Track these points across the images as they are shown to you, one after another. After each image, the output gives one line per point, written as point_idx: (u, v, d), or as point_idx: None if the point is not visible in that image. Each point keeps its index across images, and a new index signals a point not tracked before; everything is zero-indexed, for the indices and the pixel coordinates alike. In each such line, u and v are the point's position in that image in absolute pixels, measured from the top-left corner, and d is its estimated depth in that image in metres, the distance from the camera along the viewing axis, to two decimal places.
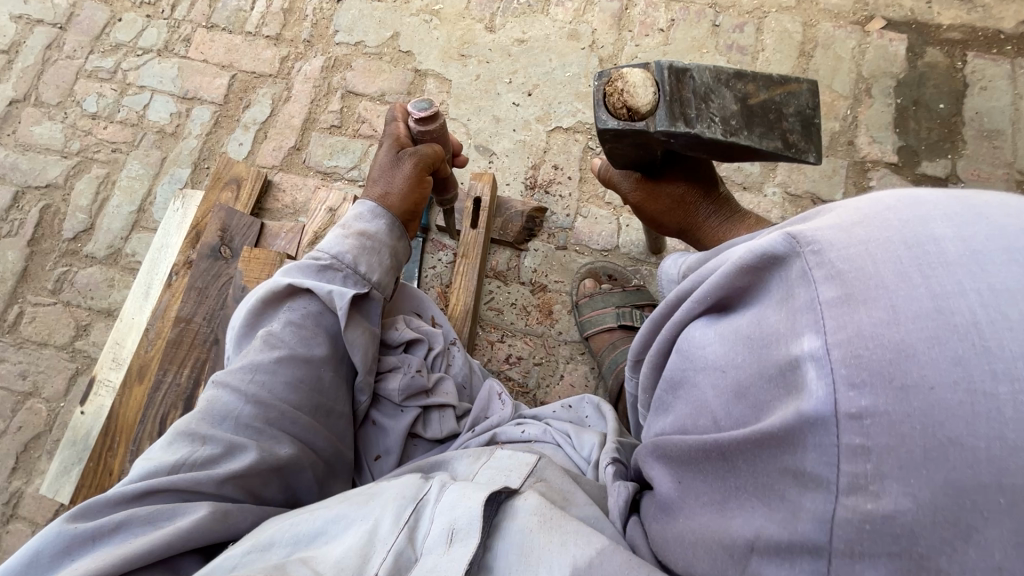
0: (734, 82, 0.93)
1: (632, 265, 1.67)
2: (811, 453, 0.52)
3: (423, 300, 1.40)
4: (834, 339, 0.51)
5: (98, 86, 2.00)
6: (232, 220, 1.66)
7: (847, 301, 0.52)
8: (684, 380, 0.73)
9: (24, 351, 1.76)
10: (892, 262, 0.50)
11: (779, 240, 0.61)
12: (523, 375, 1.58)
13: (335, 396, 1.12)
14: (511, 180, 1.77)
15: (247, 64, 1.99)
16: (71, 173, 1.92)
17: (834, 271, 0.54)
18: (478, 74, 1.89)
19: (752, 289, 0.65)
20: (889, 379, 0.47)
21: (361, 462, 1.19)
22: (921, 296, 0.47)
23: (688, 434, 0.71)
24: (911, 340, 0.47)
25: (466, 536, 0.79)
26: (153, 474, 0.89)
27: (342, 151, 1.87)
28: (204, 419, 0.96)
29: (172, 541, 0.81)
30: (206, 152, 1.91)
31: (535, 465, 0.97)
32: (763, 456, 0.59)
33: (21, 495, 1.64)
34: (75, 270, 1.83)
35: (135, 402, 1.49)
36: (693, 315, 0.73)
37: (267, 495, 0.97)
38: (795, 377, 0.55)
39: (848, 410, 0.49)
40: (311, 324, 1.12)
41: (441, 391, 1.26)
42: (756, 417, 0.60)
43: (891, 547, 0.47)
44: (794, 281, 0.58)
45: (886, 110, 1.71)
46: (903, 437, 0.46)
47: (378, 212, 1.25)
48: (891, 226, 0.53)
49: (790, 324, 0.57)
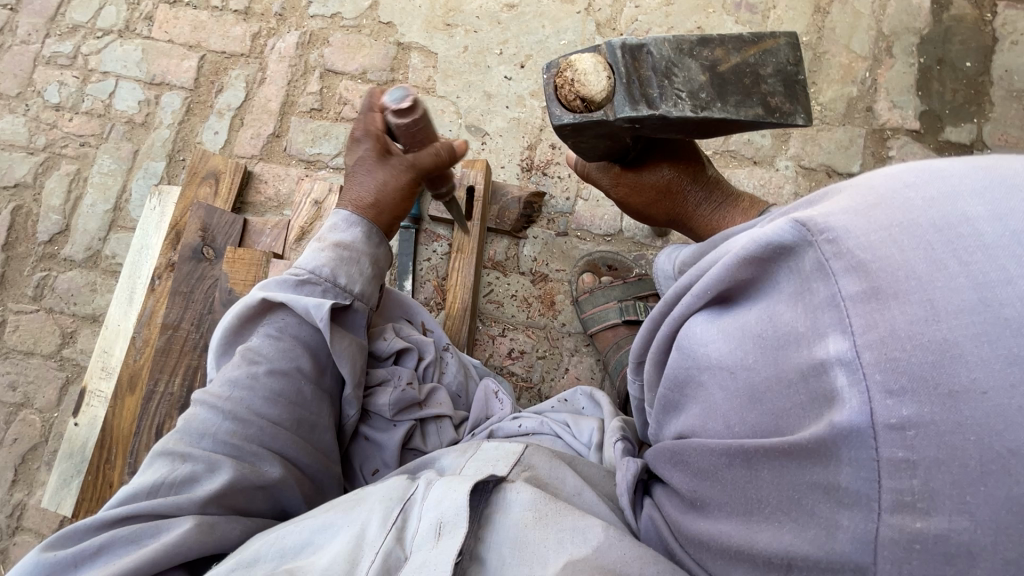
0: (699, 49, 0.82)
1: (635, 250, 1.59)
2: (845, 467, 0.48)
3: (413, 305, 1.35)
4: (864, 341, 0.46)
5: (58, 74, 1.86)
6: (212, 219, 1.56)
7: (875, 296, 0.47)
8: (689, 379, 0.68)
9: (10, 361, 1.71)
10: (922, 249, 0.46)
11: (787, 229, 0.55)
12: (526, 370, 1.52)
13: (317, 409, 1.02)
14: (506, 163, 1.66)
15: (216, 44, 1.85)
16: (39, 170, 1.81)
17: (856, 263, 0.49)
18: (466, 45, 1.76)
19: (759, 282, 0.60)
20: (933, 385, 0.42)
21: (358, 476, 1.15)
22: (963, 288, 0.43)
23: (704, 438, 0.66)
24: (956, 338, 0.42)
25: (454, 528, 0.74)
26: (131, 498, 0.81)
27: (324, 138, 1.75)
28: (184, 438, 0.88)
29: (157, 558, 0.75)
30: (180, 143, 1.79)
31: (523, 454, 0.91)
32: (789, 466, 0.54)
33: (23, 507, 1.62)
34: (54, 274, 1.75)
35: (128, 413, 1.45)
36: (692, 310, 0.67)
37: (256, 510, 0.89)
38: (821, 384, 0.50)
39: (889, 420, 0.44)
40: (290, 335, 1.03)
41: (433, 402, 1.20)
42: (777, 424, 0.56)
43: (945, 568, 0.42)
44: (809, 275, 0.53)
45: (908, 70, 1.59)
46: (955, 449, 0.41)
47: (354, 219, 1.14)
48: (914, 209, 0.48)
49: (810, 322, 0.52)
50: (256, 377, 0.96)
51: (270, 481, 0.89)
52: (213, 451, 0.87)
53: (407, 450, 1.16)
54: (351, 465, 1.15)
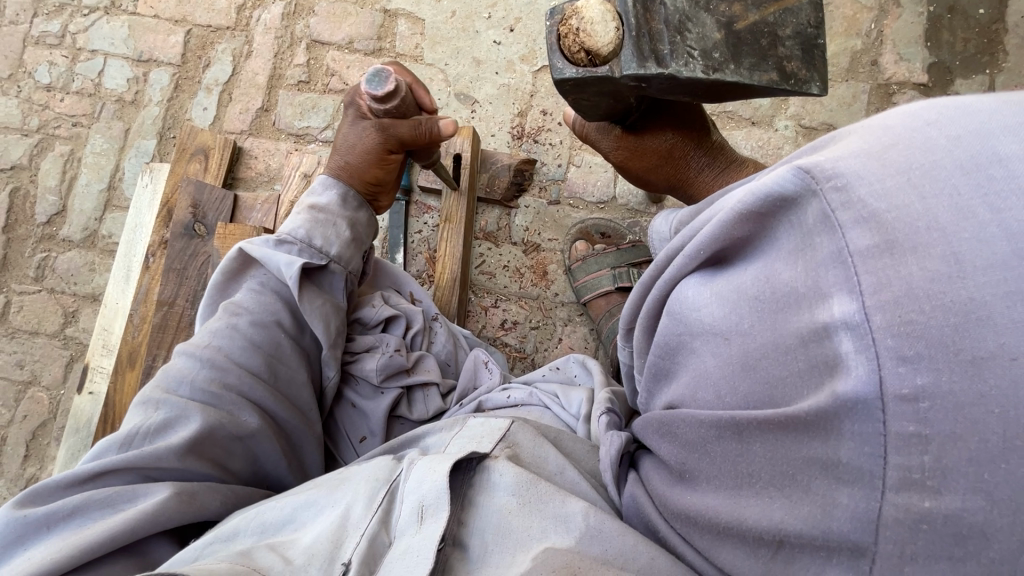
0: (715, 3, 0.77)
1: (630, 218, 1.56)
2: (847, 441, 0.45)
3: (401, 275, 1.35)
4: (872, 302, 0.42)
5: (48, 54, 1.85)
6: (203, 195, 1.56)
7: (889, 250, 0.42)
8: (681, 346, 0.65)
9: (17, 341, 1.74)
10: (947, 196, 0.41)
11: (790, 178, 0.50)
12: (519, 341, 1.51)
13: (296, 367, 1.02)
14: (496, 131, 1.63)
15: (202, 17, 1.82)
16: (34, 152, 1.82)
17: (869, 213, 0.44)
18: (454, 10, 1.71)
19: (756, 239, 0.56)
20: (954, 351, 0.39)
21: (345, 442, 1.13)
22: (995, 238, 0.38)
23: (694, 409, 0.63)
24: (984, 297, 0.38)
25: (435, 512, 0.71)
26: (104, 452, 0.82)
27: (312, 111, 1.73)
28: (160, 385, 0.89)
29: (135, 524, 0.75)
30: (171, 120, 1.79)
31: (508, 430, 0.88)
32: (788, 439, 0.51)
33: (36, 481, 1.67)
34: (54, 255, 1.77)
35: (129, 388, 1.46)
36: (684, 273, 0.64)
37: (233, 468, 0.89)
38: (822, 350, 0.46)
39: (900, 391, 0.41)
40: (272, 291, 1.03)
41: (421, 368, 1.19)
42: (775, 394, 0.52)
43: (953, 549, 0.40)
44: (812, 229, 0.49)
45: (916, 21, 1.51)
46: (974, 423, 0.38)
47: (331, 183, 1.17)
48: (937, 150, 0.43)
49: (811, 282, 0.48)
50: (236, 328, 0.96)
51: (247, 433, 0.89)
52: (191, 398, 0.88)
53: (394, 418, 1.14)
54: (335, 432, 1.14)
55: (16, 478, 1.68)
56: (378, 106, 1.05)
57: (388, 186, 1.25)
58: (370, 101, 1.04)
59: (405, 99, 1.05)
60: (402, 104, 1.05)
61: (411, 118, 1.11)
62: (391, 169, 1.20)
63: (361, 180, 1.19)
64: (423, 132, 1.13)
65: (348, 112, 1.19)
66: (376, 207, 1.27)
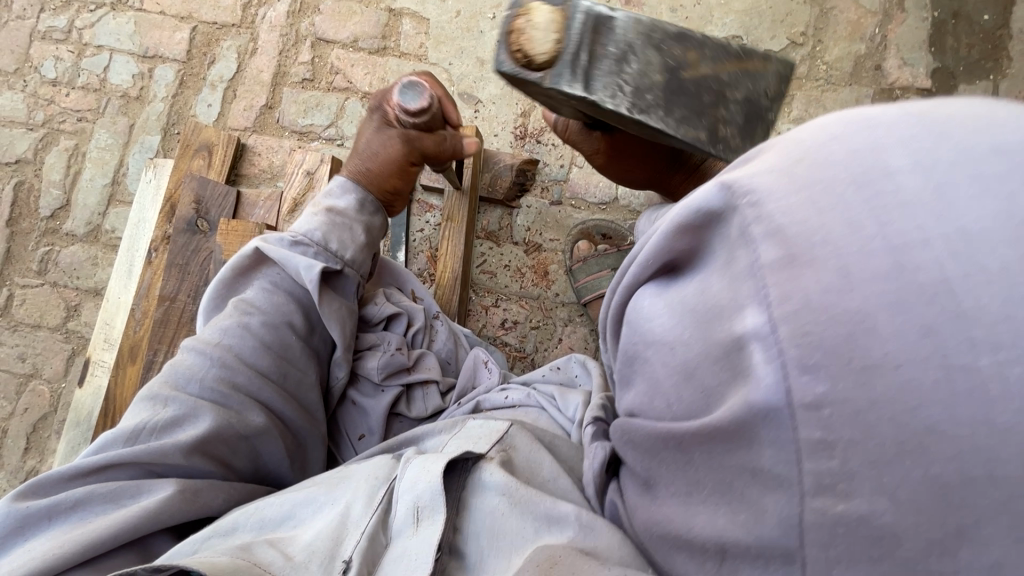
0: (669, 44, 0.74)
1: (631, 219, 1.56)
2: (767, 449, 0.44)
3: (405, 273, 1.35)
4: (779, 313, 0.42)
5: (54, 49, 1.86)
6: (206, 191, 1.56)
7: (791, 263, 0.42)
8: (632, 358, 0.62)
9: (19, 334, 1.75)
10: (839, 209, 0.40)
11: (714, 194, 0.48)
12: (519, 340, 1.52)
13: (304, 367, 1.02)
14: (499, 131, 1.63)
15: (207, 14, 1.83)
16: (39, 146, 1.83)
17: (774, 227, 0.43)
18: (459, 10, 1.71)
19: (700, 250, 0.51)
20: (847, 360, 0.38)
21: (343, 439, 1.13)
22: (877, 252, 0.38)
23: (643, 420, 0.62)
24: (869, 308, 0.38)
25: (432, 513, 0.72)
26: (110, 445, 0.82)
27: (316, 109, 1.74)
28: (169, 382, 0.89)
29: (138, 520, 0.75)
30: (175, 116, 1.79)
31: (507, 432, 0.89)
32: (714, 450, 0.51)
33: (36, 473, 1.67)
34: (57, 249, 1.78)
35: (130, 382, 1.46)
36: (639, 282, 0.59)
37: (237, 467, 0.89)
38: (739, 360, 0.46)
39: (803, 398, 0.41)
40: (285, 291, 1.03)
41: (422, 367, 1.19)
42: (705, 403, 0.51)
43: (871, 550, 0.39)
44: (734, 242, 0.47)
45: (920, 26, 1.51)
46: (871, 428, 0.38)
47: (349, 187, 1.14)
48: (833, 164, 0.41)
49: (732, 294, 0.47)
50: (248, 327, 0.96)
51: (254, 431, 0.90)
52: (199, 397, 0.88)
53: (393, 416, 1.14)
54: (337, 430, 1.14)
55: (16, 470, 1.68)
56: (409, 116, 1.09)
57: (403, 195, 1.24)
58: (400, 112, 1.09)
59: (435, 113, 1.09)
60: (431, 119, 1.10)
61: (437, 133, 1.15)
62: (409, 180, 1.21)
63: (380, 188, 1.17)
64: (446, 146, 1.16)
65: (370, 120, 1.19)
66: (388, 215, 1.25)
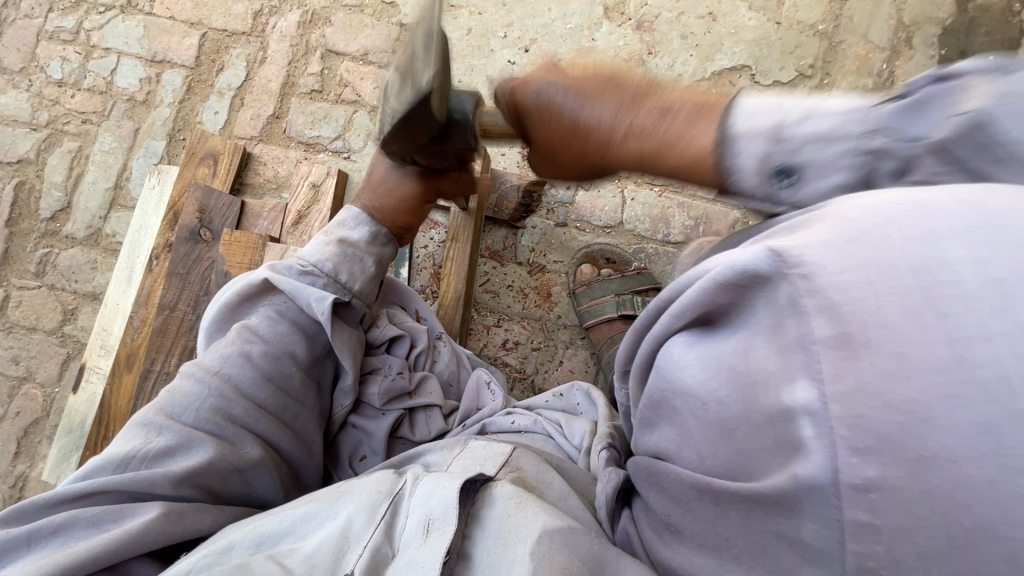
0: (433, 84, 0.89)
1: (636, 244, 1.57)
2: (809, 522, 0.42)
3: (408, 293, 1.34)
4: (832, 391, 0.39)
5: (60, 49, 1.85)
6: (210, 201, 1.55)
7: (845, 344, 0.39)
8: (663, 403, 0.57)
9: (14, 336, 1.73)
10: (897, 294, 0.38)
11: (762, 257, 0.45)
12: (520, 361, 1.51)
13: (304, 398, 1.02)
14: (506, 150, 1.63)
15: (218, 21, 1.83)
16: (42, 146, 1.81)
17: (827, 303, 0.40)
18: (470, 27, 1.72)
19: (740, 309, 0.48)
20: (901, 449, 0.36)
21: (343, 460, 1.12)
22: (938, 342, 0.35)
23: (673, 465, 0.57)
24: (926, 398, 0.35)
25: (441, 526, 0.71)
26: (100, 469, 0.81)
27: (323, 120, 1.73)
28: (164, 409, 0.88)
29: (121, 545, 0.73)
30: (181, 122, 1.78)
31: (511, 454, 0.89)
32: (751, 513, 0.48)
33: (26, 479, 1.65)
34: (56, 251, 1.76)
35: (126, 391, 1.44)
36: (674, 329, 0.55)
37: (226, 494, 0.88)
38: (787, 431, 0.43)
39: (851, 480, 0.38)
40: (291, 320, 1.03)
41: (424, 392, 1.19)
42: (746, 467, 0.48)
43: None
44: (783, 311, 0.44)
45: (928, 63, 1.55)
46: (919, 518, 0.36)
47: (363, 218, 1.14)
48: (888, 248, 0.39)
49: (780, 362, 0.43)
50: (250, 356, 0.95)
51: (247, 462, 0.88)
52: (194, 426, 0.87)
53: (394, 439, 1.14)
54: (336, 451, 1.12)
55: (5, 475, 1.66)
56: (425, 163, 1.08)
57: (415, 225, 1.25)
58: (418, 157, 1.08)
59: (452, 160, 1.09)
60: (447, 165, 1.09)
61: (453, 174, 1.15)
62: (423, 214, 1.22)
63: (395, 222, 1.17)
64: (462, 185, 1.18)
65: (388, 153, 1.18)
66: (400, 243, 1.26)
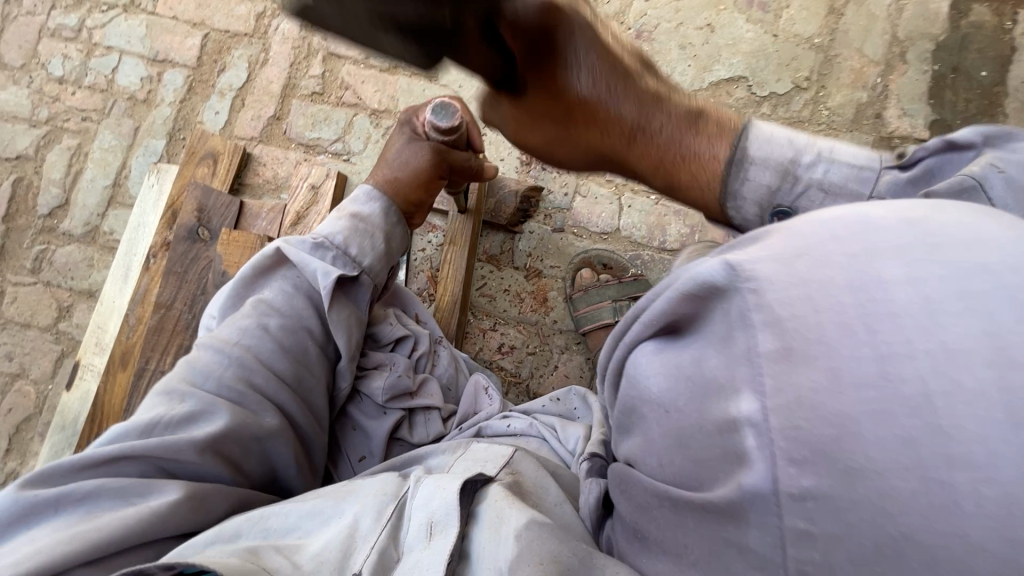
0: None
1: (632, 250, 1.58)
2: (753, 529, 0.41)
3: (410, 297, 1.35)
4: (772, 404, 0.40)
5: (62, 47, 1.85)
6: (209, 200, 1.56)
7: (788, 356, 0.40)
8: (632, 408, 0.59)
9: (8, 333, 1.72)
10: (834, 310, 0.39)
11: (717, 269, 0.46)
12: (515, 365, 1.52)
13: (318, 374, 1.02)
14: (505, 155, 1.64)
15: (220, 22, 1.84)
16: (41, 143, 1.81)
17: (772, 318, 0.42)
18: None
19: (700, 320, 0.49)
20: (833, 459, 0.36)
21: (344, 461, 1.11)
22: (864, 358, 0.37)
23: (638, 473, 0.58)
24: (856, 413, 0.36)
25: (445, 528, 0.72)
26: (122, 437, 0.80)
27: (324, 122, 1.74)
28: (187, 378, 0.88)
29: (145, 520, 0.72)
30: (181, 121, 1.79)
31: (512, 458, 0.90)
32: (704, 520, 0.47)
33: (16, 476, 1.64)
34: (53, 248, 1.76)
35: (119, 389, 1.44)
36: (641, 338, 0.56)
37: (246, 469, 0.87)
38: (733, 442, 0.43)
39: (789, 489, 0.38)
40: (304, 297, 1.04)
41: (424, 393, 1.19)
42: (697, 476, 0.48)
43: None
44: (733, 323, 0.45)
45: (921, 78, 1.57)
46: (851, 526, 0.36)
47: (376, 194, 1.17)
48: (831, 264, 0.41)
49: (728, 372, 0.44)
50: (267, 328, 0.97)
51: (267, 433, 0.88)
52: (215, 394, 0.87)
53: (394, 441, 1.13)
54: (337, 452, 1.12)
55: None
56: (438, 130, 1.16)
57: (424, 209, 1.27)
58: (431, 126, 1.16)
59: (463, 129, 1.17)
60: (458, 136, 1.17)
61: (463, 150, 1.22)
62: (434, 194, 1.25)
63: (407, 197, 1.20)
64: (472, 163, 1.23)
65: (402, 133, 1.24)
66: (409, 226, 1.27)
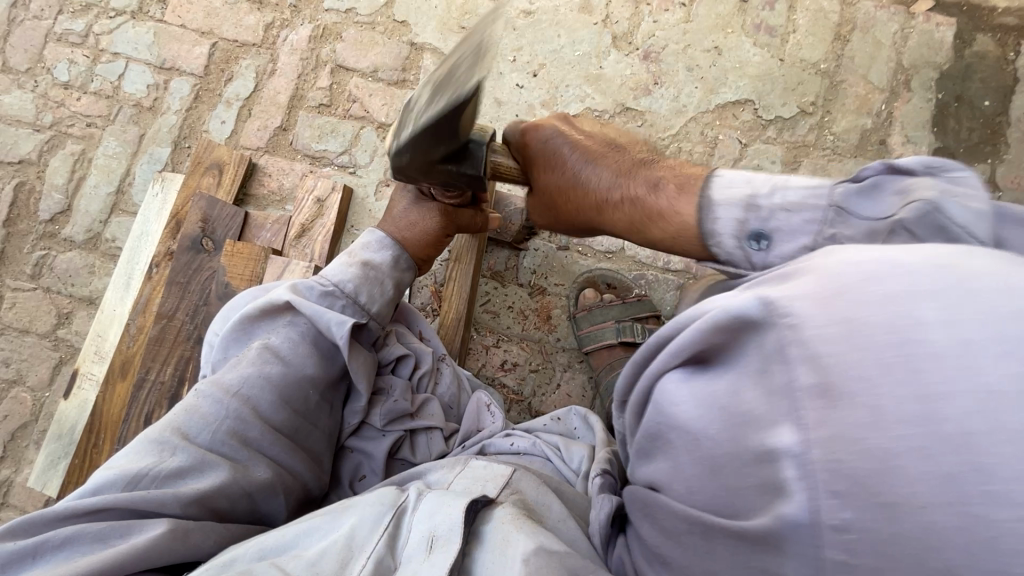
0: None
1: (636, 270, 1.58)
2: (791, 559, 0.47)
3: (414, 314, 1.34)
4: (814, 437, 0.44)
5: (68, 51, 1.85)
6: (214, 211, 1.55)
7: (827, 395, 0.44)
8: (659, 434, 0.62)
9: (6, 338, 1.71)
10: (870, 353, 0.42)
11: (751, 305, 0.51)
12: (517, 383, 1.52)
13: (316, 418, 1.02)
14: None
15: (228, 31, 1.84)
16: (44, 148, 1.80)
17: (810, 354, 0.45)
18: None
19: (731, 350, 0.53)
20: (869, 492, 0.41)
21: (342, 480, 1.11)
22: (905, 401, 0.40)
23: (671, 499, 0.61)
24: (894, 450, 0.40)
25: (447, 543, 0.71)
26: (108, 485, 0.80)
27: (331, 134, 1.74)
28: (180, 429, 0.87)
29: (126, 560, 0.72)
30: (187, 130, 1.78)
31: (512, 476, 0.89)
32: (739, 548, 0.52)
33: (10, 483, 1.62)
34: (53, 254, 1.75)
35: (118, 399, 1.42)
36: (667, 367, 0.59)
37: (234, 516, 0.87)
38: (774, 473, 0.48)
39: (831, 521, 0.43)
40: (309, 344, 1.03)
41: (425, 413, 1.19)
42: (733, 502, 0.53)
43: None
44: (770, 358, 0.49)
45: (924, 106, 1.59)
46: (894, 558, 0.40)
47: (385, 243, 1.16)
48: (867, 305, 0.44)
49: (767, 406, 0.49)
50: (270, 378, 0.95)
51: (257, 487, 0.88)
52: (209, 448, 0.87)
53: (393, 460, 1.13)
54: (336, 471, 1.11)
55: None
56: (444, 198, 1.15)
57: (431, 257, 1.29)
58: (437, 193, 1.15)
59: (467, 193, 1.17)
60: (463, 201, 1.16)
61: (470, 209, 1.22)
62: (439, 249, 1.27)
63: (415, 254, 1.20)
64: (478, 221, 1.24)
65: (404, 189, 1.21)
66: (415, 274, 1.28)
